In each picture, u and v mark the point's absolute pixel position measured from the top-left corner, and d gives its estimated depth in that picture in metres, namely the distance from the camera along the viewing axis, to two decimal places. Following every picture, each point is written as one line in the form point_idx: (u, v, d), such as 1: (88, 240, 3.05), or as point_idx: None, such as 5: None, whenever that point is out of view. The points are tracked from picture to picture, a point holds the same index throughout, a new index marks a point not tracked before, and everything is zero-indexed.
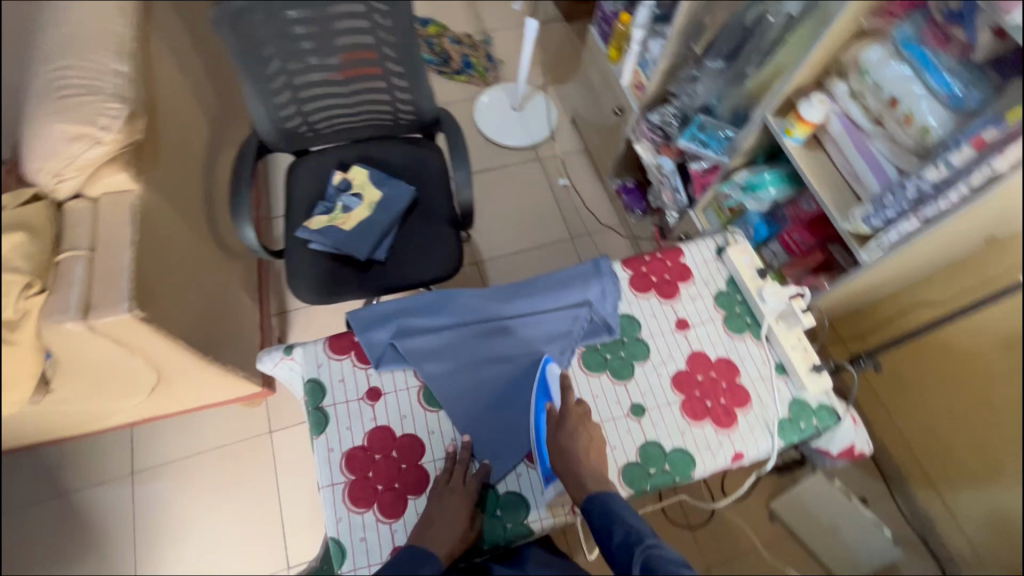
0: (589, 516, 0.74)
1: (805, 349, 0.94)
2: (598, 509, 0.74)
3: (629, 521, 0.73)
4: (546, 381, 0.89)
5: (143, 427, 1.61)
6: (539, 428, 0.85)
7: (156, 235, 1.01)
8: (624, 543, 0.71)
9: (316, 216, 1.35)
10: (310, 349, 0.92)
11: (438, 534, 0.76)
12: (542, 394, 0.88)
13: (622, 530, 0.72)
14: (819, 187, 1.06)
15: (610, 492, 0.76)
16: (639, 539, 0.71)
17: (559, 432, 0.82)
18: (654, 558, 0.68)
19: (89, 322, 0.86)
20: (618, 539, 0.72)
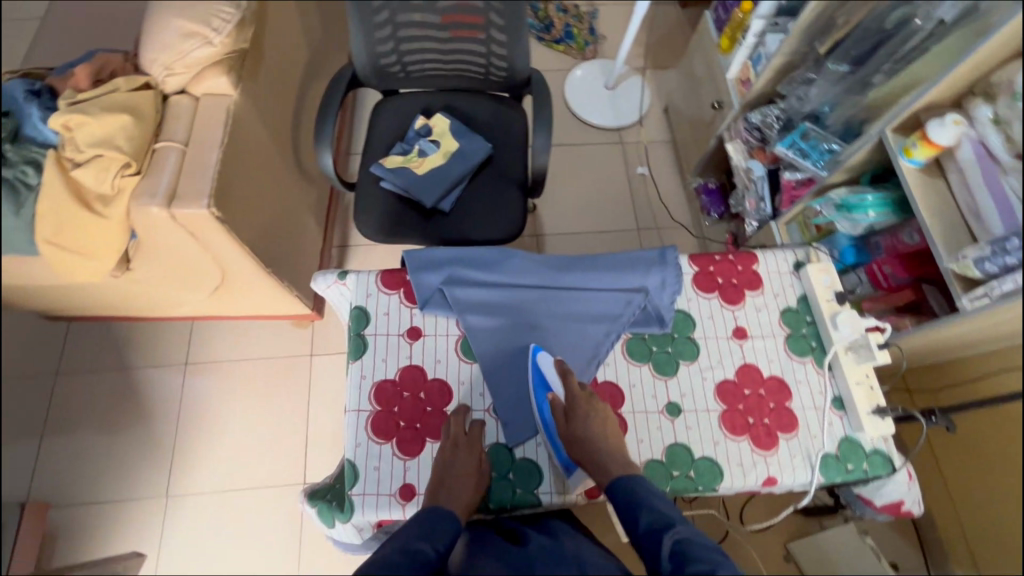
0: (615, 504, 0.73)
1: (871, 388, 0.86)
2: (623, 493, 0.73)
3: (655, 506, 0.71)
4: (541, 372, 0.85)
5: (202, 323, 1.73)
6: (546, 422, 0.84)
7: (245, 143, 1.05)
8: (651, 529, 0.68)
9: (392, 156, 1.37)
10: (362, 278, 0.93)
11: (452, 492, 0.76)
12: (539, 386, 0.85)
13: (648, 516, 0.70)
14: (930, 218, 0.96)
15: (634, 476, 0.75)
16: (667, 524, 0.68)
17: (571, 424, 0.80)
18: (685, 542, 0.65)
19: (171, 210, 0.91)
20: (644, 525, 0.69)
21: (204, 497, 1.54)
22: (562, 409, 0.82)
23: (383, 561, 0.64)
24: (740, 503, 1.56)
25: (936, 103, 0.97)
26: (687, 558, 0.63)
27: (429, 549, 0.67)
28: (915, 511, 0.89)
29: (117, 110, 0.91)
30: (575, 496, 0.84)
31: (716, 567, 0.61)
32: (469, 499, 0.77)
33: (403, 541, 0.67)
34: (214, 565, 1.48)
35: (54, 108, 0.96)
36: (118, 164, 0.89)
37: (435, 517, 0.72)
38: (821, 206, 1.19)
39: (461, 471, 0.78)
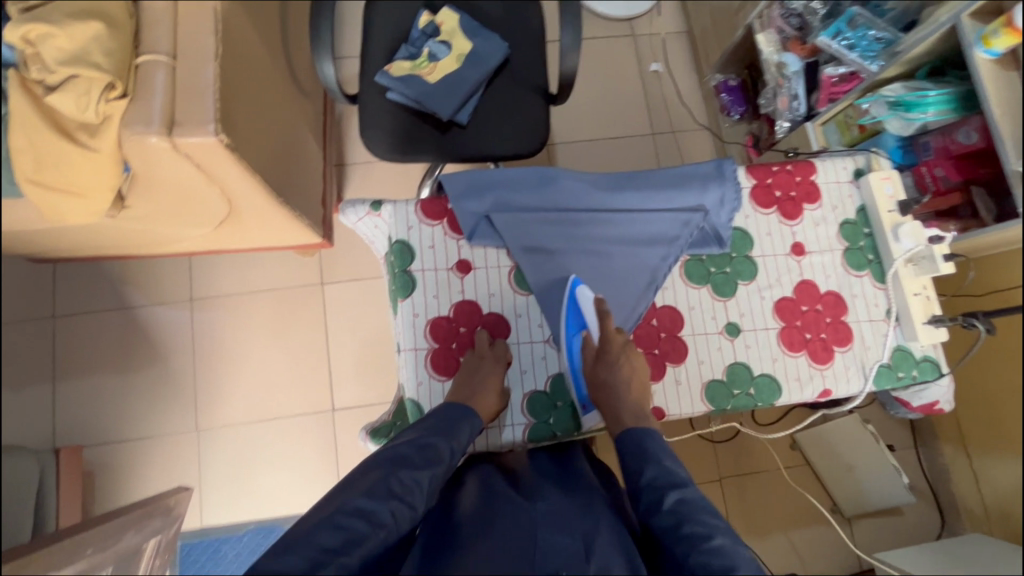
0: (620, 452, 0.72)
1: (927, 298, 0.86)
2: (632, 447, 0.71)
3: (663, 462, 0.68)
4: (577, 301, 0.82)
5: (200, 257, 1.63)
6: (573, 357, 0.82)
7: (238, 54, 0.90)
8: (652, 483, 0.66)
9: (397, 61, 1.21)
10: (400, 209, 0.85)
11: (475, 395, 0.77)
12: (573, 317, 0.82)
13: (653, 470, 0.67)
14: (1001, 115, 0.90)
15: (645, 429, 0.72)
16: (671, 482, 0.66)
17: (598, 366, 0.79)
18: (686, 502, 0.64)
19: (173, 140, 0.79)
20: (647, 478, 0.67)
21: (237, 429, 1.56)
22: (594, 349, 0.81)
23: (395, 452, 0.68)
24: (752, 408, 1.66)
25: None
26: (686, 518, 0.62)
27: (441, 444, 0.70)
28: (946, 409, 0.93)
29: (83, 17, 0.75)
30: None
31: (714, 533, 0.60)
32: (494, 404, 0.78)
33: (417, 434, 0.70)
34: (257, 489, 1.53)
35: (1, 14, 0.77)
36: (100, 86, 0.75)
37: (454, 417, 0.74)
38: (871, 103, 1.13)
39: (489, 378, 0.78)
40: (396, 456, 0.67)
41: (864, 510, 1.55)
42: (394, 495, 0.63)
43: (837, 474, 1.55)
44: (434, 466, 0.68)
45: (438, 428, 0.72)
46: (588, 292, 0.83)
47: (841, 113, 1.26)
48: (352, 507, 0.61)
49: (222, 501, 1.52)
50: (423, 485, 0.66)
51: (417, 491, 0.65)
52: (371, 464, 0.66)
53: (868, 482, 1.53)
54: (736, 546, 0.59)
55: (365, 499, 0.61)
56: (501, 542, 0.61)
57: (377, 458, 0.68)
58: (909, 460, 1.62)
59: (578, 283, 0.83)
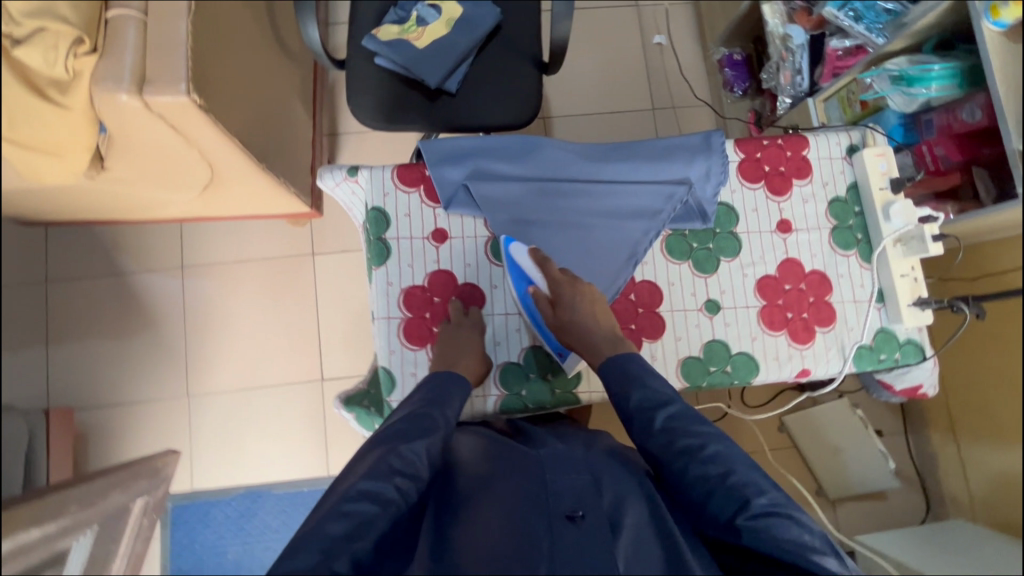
0: (604, 382, 0.72)
1: (916, 280, 0.83)
2: (617, 372, 0.72)
3: (648, 384, 0.70)
4: (516, 262, 0.81)
5: (192, 225, 1.63)
6: (534, 314, 0.82)
7: (215, 12, 0.88)
8: (642, 407, 0.68)
9: (386, 25, 1.18)
10: (376, 175, 0.84)
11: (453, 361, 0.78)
12: (519, 277, 0.81)
13: (640, 393, 0.69)
14: (1005, 91, 0.86)
15: (625, 355, 0.73)
16: (658, 401, 0.68)
17: (558, 311, 0.77)
18: (677, 418, 0.67)
19: (144, 99, 0.77)
20: (635, 402, 0.69)
21: (227, 396, 1.58)
22: (546, 299, 0.79)
23: (391, 429, 0.68)
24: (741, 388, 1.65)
25: None
26: (678, 434, 0.66)
27: (437, 414, 0.71)
28: (930, 392, 0.92)
29: None
30: None
31: (707, 441, 0.65)
32: (468, 371, 0.78)
33: (410, 408, 0.71)
34: (247, 455, 1.56)
35: None
36: (69, 41, 0.74)
37: (446, 386, 0.74)
38: (872, 78, 1.08)
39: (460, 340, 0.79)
40: (394, 432, 0.67)
41: (849, 493, 1.55)
42: (398, 471, 0.63)
43: (824, 457, 1.55)
44: (431, 435, 0.68)
45: (431, 398, 0.72)
46: (525, 248, 0.81)
47: (845, 88, 1.20)
48: (357, 492, 0.61)
49: (213, 465, 1.55)
50: (424, 457, 0.66)
51: (419, 464, 0.65)
52: (371, 446, 0.66)
53: (853, 467, 1.53)
54: (729, 450, 0.65)
55: (367, 480, 0.61)
56: (514, 485, 0.65)
57: (377, 437, 0.67)
58: (897, 445, 1.62)
59: (511, 242, 0.81)
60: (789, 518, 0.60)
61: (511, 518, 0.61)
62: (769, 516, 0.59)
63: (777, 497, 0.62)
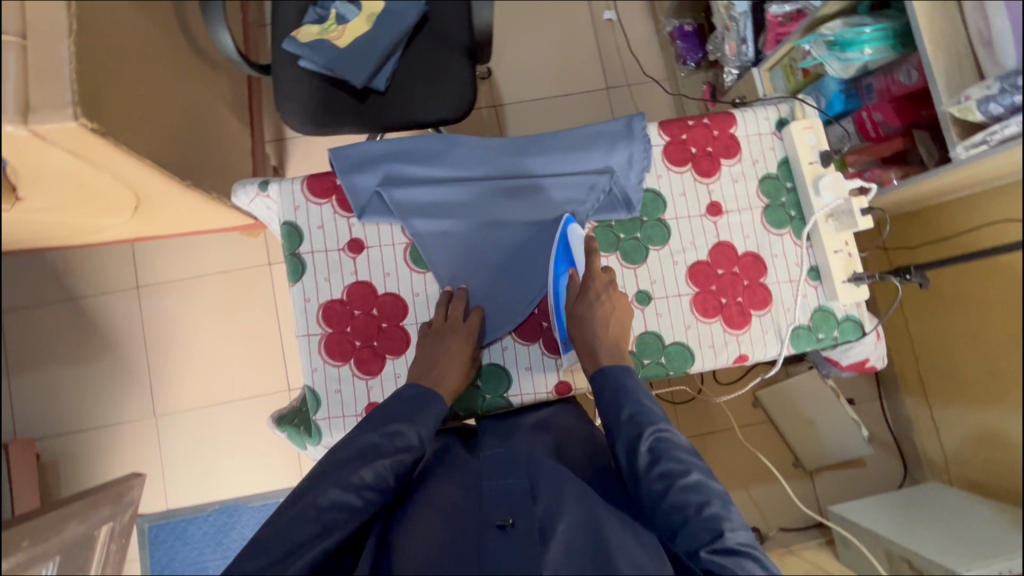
0: (599, 391, 0.71)
1: (850, 255, 0.82)
2: (612, 384, 0.70)
3: (643, 399, 0.68)
4: (569, 243, 0.80)
5: (142, 244, 1.60)
6: (557, 293, 0.80)
7: (103, 28, 0.83)
8: (632, 421, 0.66)
9: (305, 26, 1.14)
10: (286, 188, 0.81)
11: (441, 376, 0.74)
12: (564, 257, 0.81)
13: (631, 406, 0.67)
14: (933, 51, 0.82)
15: (624, 367, 0.71)
16: (650, 420, 0.66)
17: (582, 302, 0.77)
18: (664, 441, 0.64)
19: (31, 128, 0.73)
20: (626, 415, 0.67)
21: (194, 414, 1.56)
22: (579, 285, 0.80)
23: (362, 444, 0.65)
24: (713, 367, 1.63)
25: None
26: (664, 455, 0.63)
27: (410, 431, 0.67)
28: (879, 365, 0.89)
29: None
30: (548, 396, 0.82)
31: (691, 468, 0.62)
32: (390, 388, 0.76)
33: (383, 421, 0.67)
34: (218, 471, 1.55)
35: None
36: None
37: (420, 399, 0.70)
38: (810, 44, 1.04)
39: (450, 347, 0.75)
40: (363, 449, 0.64)
41: (825, 463, 1.54)
42: (364, 488, 0.61)
43: (798, 431, 1.53)
44: (403, 453, 0.65)
45: (405, 412, 0.69)
46: (581, 231, 0.81)
47: (786, 56, 1.15)
48: (326, 504, 0.59)
49: (185, 484, 1.54)
50: (393, 474, 0.64)
51: (384, 484, 0.63)
52: (333, 461, 0.63)
53: (827, 437, 1.51)
54: (710, 482, 0.61)
55: (335, 493, 0.60)
56: (450, 498, 0.63)
57: (340, 454, 0.64)
58: (871, 412, 1.61)
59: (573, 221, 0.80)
60: (754, 560, 0.59)
61: (444, 532, 0.58)
62: (736, 555, 0.58)
63: (748, 540, 0.60)
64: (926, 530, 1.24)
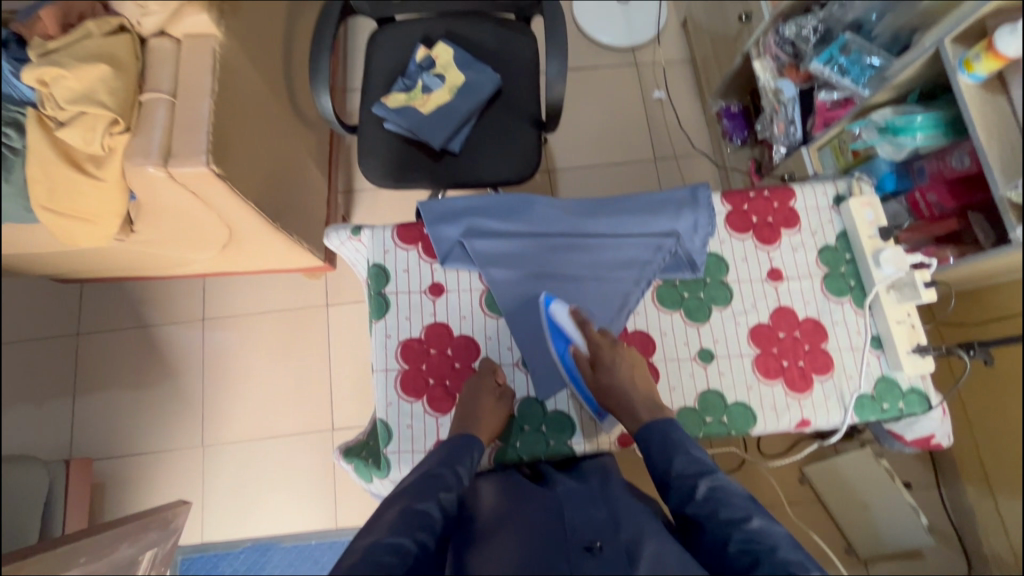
0: (646, 445, 0.73)
1: (912, 326, 0.83)
2: (658, 438, 0.72)
3: (691, 451, 0.70)
4: (556, 324, 0.82)
5: (213, 279, 1.71)
6: (572, 372, 0.83)
7: (235, 91, 0.97)
8: (684, 474, 0.68)
9: (394, 93, 1.27)
10: (377, 234, 0.89)
11: (482, 422, 0.77)
12: (558, 337, 0.83)
13: (681, 459, 0.69)
14: (987, 141, 0.87)
15: (667, 420, 0.74)
16: (702, 470, 0.68)
17: (598, 373, 0.79)
18: (720, 488, 0.66)
19: (168, 170, 0.85)
20: (676, 470, 0.69)
21: (239, 446, 1.60)
22: (586, 359, 0.81)
23: (407, 489, 0.66)
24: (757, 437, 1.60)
25: (1008, 6, 0.85)
26: (722, 504, 0.64)
27: (450, 472, 0.69)
28: (945, 444, 0.88)
29: (93, 61, 0.83)
30: (609, 446, 0.84)
31: (752, 514, 0.63)
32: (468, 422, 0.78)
33: (426, 466, 0.70)
34: (257, 508, 1.56)
35: (23, 58, 0.91)
36: (104, 122, 0.83)
37: (459, 445, 0.73)
38: (861, 128, 1.12)
39: (482, 407, 0.78)
40: (407, 492, 0.66)
41: (882, 551, 1.43)
42: (418, 526, 0.61)
43: (850, 514, 1.45)
44: (444, 492, 0.66)
45: (444, 458, 0.72)
46: (564, 306, 0.83)
47: (835, 138, 1.24)
48: (382, 547, 0.58)
49: (222, 517, 1.55)
50: (439, 511, 0.64)
51: (437, 516, 0.64)
52: (382, 512, 0.64)
53: (881, 522, 1.42)
54: (773, 527, 0.61)
55: (395, 535, 0.59)
56: (530, 523, 0.63)
57: (404, 488, 0.67)
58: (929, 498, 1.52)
59: (551, 302, 0.83)
60: None
61: (527, 550, 0.58)
62: None
63: None
64: None
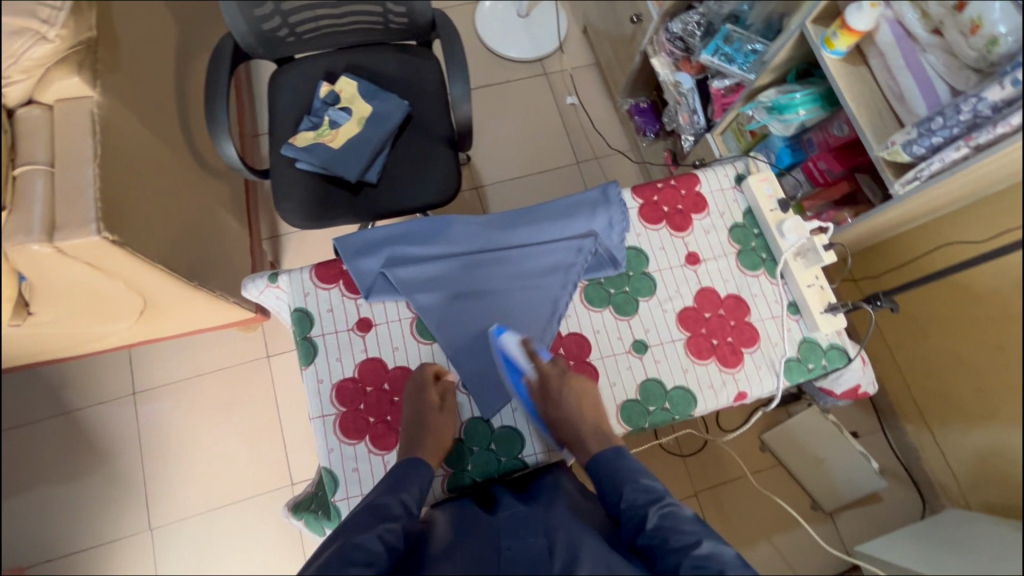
0: (598, 478, 0.73)
1: (822, 287, 0.89)
2: (607, 470, 0.73)
3: (639, 480, 0.70)
4: (509, 356, 0.81)
5: (141, 349, 1.60)
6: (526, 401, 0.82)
7: (124, 152, 0.92)
8: (634, 504, 0.68)
9: (301, 132, 1.25)
10: (295, 278, 0.87)
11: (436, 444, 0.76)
12: (512, 369, 0.81)
13: (632, 489, 0.70)
14: (857, 107, 0.95)
15: (615, 450, 0.75)
16: (652, 498, 0.68)
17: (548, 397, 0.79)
18: (669, 515, 0.66)
19: (56, 244, 0.80)
20: (627, 501, 0.69)
21: (193, 520, 1.50)
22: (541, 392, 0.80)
23: (352, 522, 0.65)
24: (715, 415, 1.64)
25: None
26: (671, 532, 0.65)
27: (395, 503, 0.68)
28: (871, 391, 0.93)
29: None
30: (560, 452, 0.84)
31: (701, 539, 0.63)
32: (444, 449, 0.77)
33: (371, 497, 0.69)
34: None
35: None
36: None
37: (404, 472, 0.72)
38: (753, 110, 1.18)
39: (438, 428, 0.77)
40: (351, 525, 0.64)
41: (843, 502, 1.49)
42: (356, 560, 0.60)
43: (809, 472, 1.52)
44: (389, 523, 0.65)
45: (390, 487, 0.71)
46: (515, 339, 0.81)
47: (734, 121, 1.30)
48: None
49: None
50: (382, 543, 0.63)
51: (379, 549, 0.62)
52: (323, 549, 0.62)
53: (839, 475, 1.48)
54: (721, 549, 0.62)
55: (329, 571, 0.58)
56: (466, 557, 0.63)
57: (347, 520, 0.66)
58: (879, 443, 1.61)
59: (502, 333, 0.82)
60: None
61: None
62: None
63: None
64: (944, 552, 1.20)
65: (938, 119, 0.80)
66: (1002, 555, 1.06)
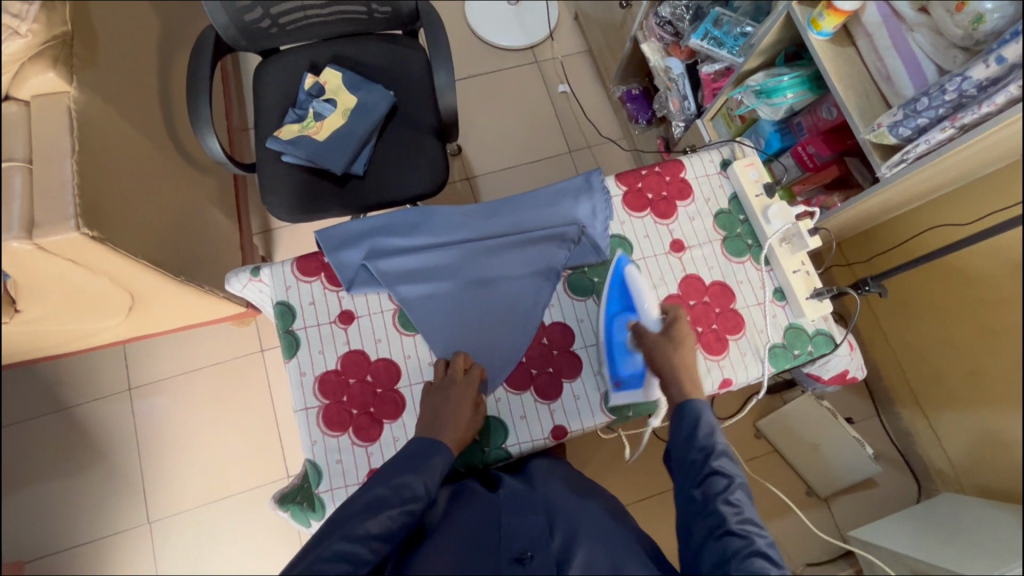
0: (696, 423, 0.75)
1: (808, 273, 0.88)
2: (702, 423, 0.74)
3: (729, 451, 0.73)
4: (628, 286, 0.85)
5: (134, 345, 1.61)
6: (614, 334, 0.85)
7: (104, 148, 0.92)
8: (722, 469, 0.71)
9: (287, 125, 1.24)
10: (276, 271, 0.86)
11: (445, 425, 0.75)
12: (625, 300, 0.85)
13: (723, 458, 0.72)
14: (844, 89, 0.93)
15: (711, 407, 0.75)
16: (737, 474, 0.71)
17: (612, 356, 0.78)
18: (746, 498, 0.69)
19: (35, 241, 0.78)
20: (716, 463, 0.71)
21: (189, 513, 1.51)
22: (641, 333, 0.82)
23: (369, 498, 0.66)
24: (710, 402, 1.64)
25: None
26: (743, 513, 0.67)
27: (417, 482, 0.68)
28: (860, 376, 0.93)
29: None
30: (543, 441, 0.84)
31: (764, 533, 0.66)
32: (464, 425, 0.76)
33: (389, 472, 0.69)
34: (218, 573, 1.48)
35: None
36: None
37: (421, 449, 0.72)
38: (742, 94, 1.17)
39: (448, 412, 0.75)
40: (370, 502, 0.66)
41: (838, 488, 1.49)
42: (374, 537, 0.64)
43: (804, 458, 1.52)
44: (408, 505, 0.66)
45: (406, 464, 0.70)
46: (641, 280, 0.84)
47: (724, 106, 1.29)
48: (332, 553, 0.61)
49: None
50: (396, 523, 0.65)
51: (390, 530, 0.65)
52: (341, 514, 0.65)
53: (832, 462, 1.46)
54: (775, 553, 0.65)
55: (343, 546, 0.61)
56: (468, 533, 0.67)
57: (345, 511, 0.66)
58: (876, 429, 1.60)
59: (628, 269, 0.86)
60: None
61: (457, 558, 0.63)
62: None
63: None
64: (936, 538, 1.19)
65: (923, 100, 0.79)
66: (993, 538, 1.06)
